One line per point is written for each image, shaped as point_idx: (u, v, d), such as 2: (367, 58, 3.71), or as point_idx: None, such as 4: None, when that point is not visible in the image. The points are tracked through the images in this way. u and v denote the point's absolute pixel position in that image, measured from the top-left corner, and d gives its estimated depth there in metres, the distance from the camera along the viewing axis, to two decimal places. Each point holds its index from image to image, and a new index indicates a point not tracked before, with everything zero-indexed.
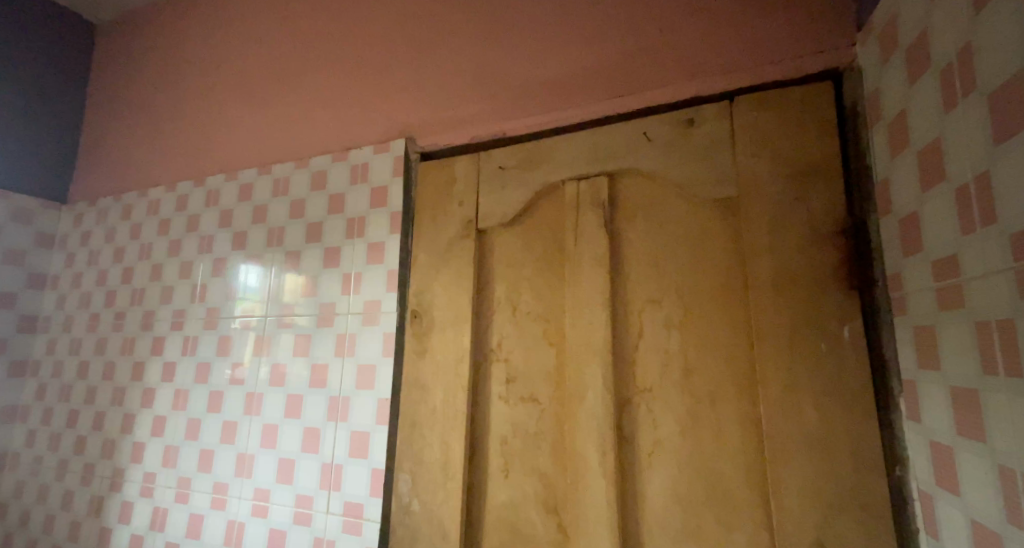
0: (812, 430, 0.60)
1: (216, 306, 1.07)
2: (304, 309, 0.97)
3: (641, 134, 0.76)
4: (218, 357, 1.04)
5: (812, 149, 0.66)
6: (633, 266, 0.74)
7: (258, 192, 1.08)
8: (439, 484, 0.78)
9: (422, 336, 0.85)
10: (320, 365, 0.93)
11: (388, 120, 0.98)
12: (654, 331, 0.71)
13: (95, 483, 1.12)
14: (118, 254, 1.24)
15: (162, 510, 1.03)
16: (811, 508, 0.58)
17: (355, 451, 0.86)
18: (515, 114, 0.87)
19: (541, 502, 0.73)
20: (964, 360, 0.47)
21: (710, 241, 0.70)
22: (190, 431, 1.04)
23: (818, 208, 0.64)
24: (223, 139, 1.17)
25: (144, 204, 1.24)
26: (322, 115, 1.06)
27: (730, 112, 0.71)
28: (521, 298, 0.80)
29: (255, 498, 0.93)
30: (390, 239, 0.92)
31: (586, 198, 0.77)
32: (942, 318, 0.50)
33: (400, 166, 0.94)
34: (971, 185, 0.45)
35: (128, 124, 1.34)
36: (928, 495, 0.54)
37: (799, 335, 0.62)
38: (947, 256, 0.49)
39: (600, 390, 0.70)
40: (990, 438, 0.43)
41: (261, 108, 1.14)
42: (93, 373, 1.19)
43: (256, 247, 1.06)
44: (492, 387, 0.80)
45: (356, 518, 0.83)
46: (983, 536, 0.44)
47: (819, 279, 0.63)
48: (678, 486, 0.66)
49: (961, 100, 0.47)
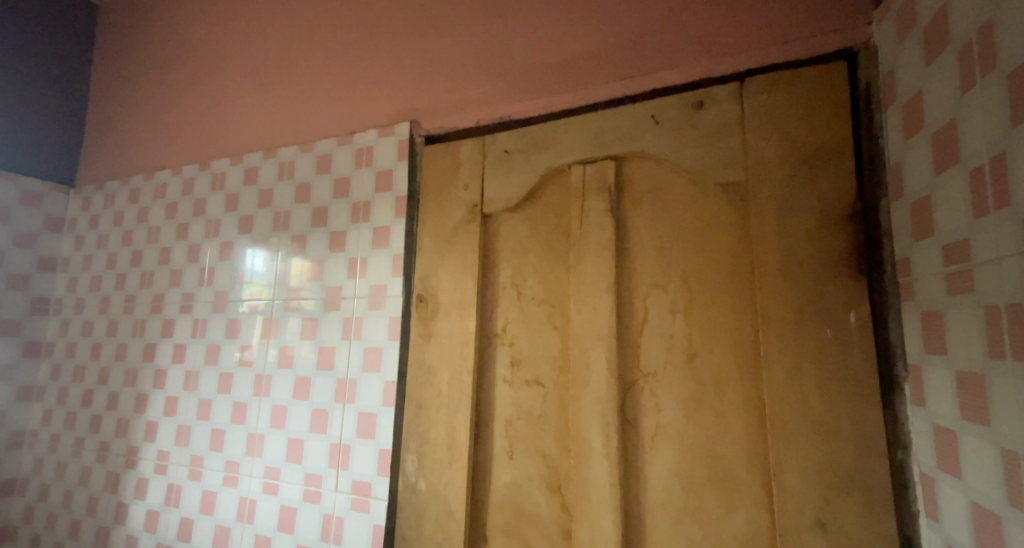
0: (815, 415, 0.60)
1: (224, 290, 1.09)
2: (311, 292, 0.98)
3: (648, 115, 0.75)
4: (226, 339, 1.06)
5: (823, 132, 0.64)
6: (638, 251, 0.73)
7: (263, 175, 1.08)
8: (445, 464, 0.80)
9: (427, 320, 0.85)
10: (327, 349, 0.94)
11: (392, 102, 0.97)
12: (659, 315, 0.70)
13: (111, 460, 1.15)
14: (126, 237, 1.25)
15: (176, 487, 1.06)
16: (813, 489, 0.59)
17: (363, 431, 0.88)
18: (520, 96, 0.85)
19: (544, 483, 0.74)
20: (971, 345, 0.46)
21: (717, 226, 0.69)
22: (201, 411, 1.06)
23: (829, 191, 0.63)
24: (228, 123, 1.17)
25: (151, 187, 1.24)
26: (326, 96, 1.05)
27: (741, 92, 0.69)
28: (526, 282, 0.80)
29: (266, 476, 0.96)
30: (395, 223, 0.92)
31: (591, 181, 0.76)
32: (950, 303, 0.49)
33: (405, 149, 0.93)
34: (986, 167, 0.44)
35: (133, 106, 1.34)
36: (930, 478, 0.54)
37: (803, 320, 0.62)
38: (958, 241, 0.48)
39: (604, 373, 0.71)
40: (996, 422, 0.43)
41: (264, 90, 1.14)
42: (105, 354, 1.22)
43: (263, 232, 1.06)
44: (496, 371, 0.80)
45: (364, 497, 0.85)
46: (984, 518, 0.45)
47: (828, 264, 0.62)
48: (679, 468, 0.66)
49: (980, 79, 0.45)
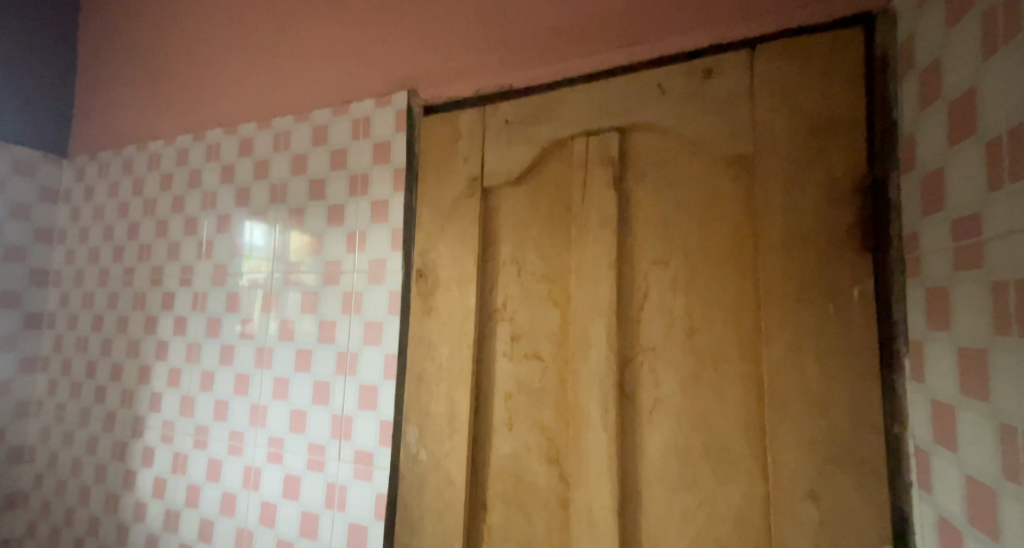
0: (813, 390, 0.60)
1: (222, 263, 1.08)
2: (310, 266, 0.97)
3: (655, 83, 0.72)
4: (227, 312, 1.06)
5: (835, 102, 0.62)
6: (640, 225, 0.72)
7: (258, 146, 1.06)
8: (446, 435, 0.81)
9: (427, 295, 0.85)
10: (327, 322, 0.94)
11: (389, 71, 0.95)
12: (660, 291, 0.70)
13: (117, 429, 1.17)
14: (122, 209, 1.24)
15: (182, 455, 1.08)
16: (808, 462, 0.59)
17: (365, 403, 0.89)
18: (522, 65, 0.83)
19: (542, 453, 0.75)
20: (977, 321, 0.45)
21: (722, 200, 0.68)
22: (204, 382, 1.07)
23: (837, 165, 0.61)
24: (220, 91, 1.14)
25: (145, 157, 1.22)
26: (320, 64, 1.02)
27: (752, 60, 0.67)
28: (527, 258, 0.79)
29: (270, 445, 0.97)
30: (393, 196, 0.91)
31: (594, 153, 0.75)
32: (957, 279, 0.48)
33: (403, 120, 0.91)
34: (1002, 136, 0.42)
35: (122, 73, 1.30)
36: (925, 452, 0.54)
37: (806, 296, 0.61)
38: (971, 215, 0.47)
39: (603, 348, 0.71)
40: (995, 396, 0.43)
41: (257, 57, 1.10)
42: (107, 326, 1.22)
43: (260, 205, 1.05)
44: (496, 345, 0.80)
45: (366, 466, 0.87)
46: (977, 490, 0.45)
47: (833, 240, 0.61)
48: (676, 441, 0.67)
49: (1003, 43, 0.42)
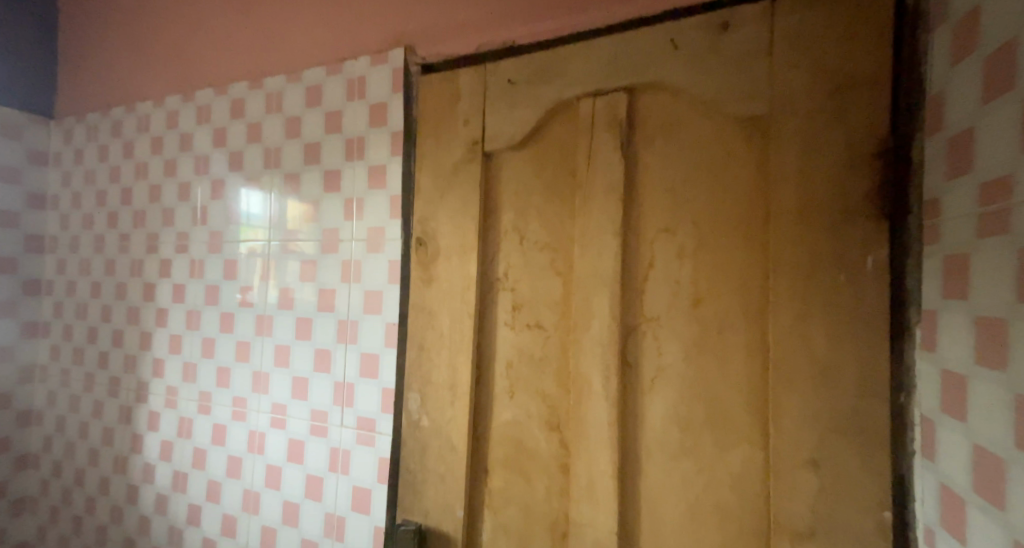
0: (820, 361, 0.59)
1: (219, 230, 1.06)
2: (308, 234, 0.95)
3: (667, 39, 0.68)
4: (225, 280, 1.05)
5: (859, 59, 0.59)
6: (648, 191, 0.70)
7: (251, 107, 1.02)
8: (447, 402, 0.81)
9: (427, 264, 0.83)
10: (327, 291, 0.93)
11: (384, 27, 0.90)
12: (666, 259, 0.68)
13: (122, 395, 1.18)
14: (114, 173, 1.21)
15: (187, 420, 1.09)
16: (810, 432, 0.59)
17: (366, 371, 0.89)
18: (525, 20, 0.79)
19: (543, 421, 0.75)
20: (998, 290, 0.43)
21: (733, 165, 0.65)
22: (206, 349, 1.07)
23: (857, 126, 0.58)
24: (209, 49, 1.09)
25: (134, 119, 1.18)
26: (312, 19, 0.97)
27: (771, 13, 0.63)
28: (528, 226, 0.77)
29: (273, 411, 0.98)
30: (391, 161, 0.88)
31: (601, 115, 0.71)
32: (979, 246, 0.46)
33: (399, 80, 0.88)
34: None
35: (106, 31, 1.25)
36: (931, 423, 0.53)
37: (817, 265, 0.59)
38: (1001, 177, 0.43)
39: (606, 317, 0.70)
40: (1011, 367, 0.41)
41: (245, 12, 1.05)
42: (105, 293, 1.22)
43: (254, 170, 1.02)
44: (497, 314, 0.79)
45: (368, 432, 0.88)
46: (985, 461, 0.44)
47: (849, 206, 0.58)
48: (678, 409, 0.67)
49: None
